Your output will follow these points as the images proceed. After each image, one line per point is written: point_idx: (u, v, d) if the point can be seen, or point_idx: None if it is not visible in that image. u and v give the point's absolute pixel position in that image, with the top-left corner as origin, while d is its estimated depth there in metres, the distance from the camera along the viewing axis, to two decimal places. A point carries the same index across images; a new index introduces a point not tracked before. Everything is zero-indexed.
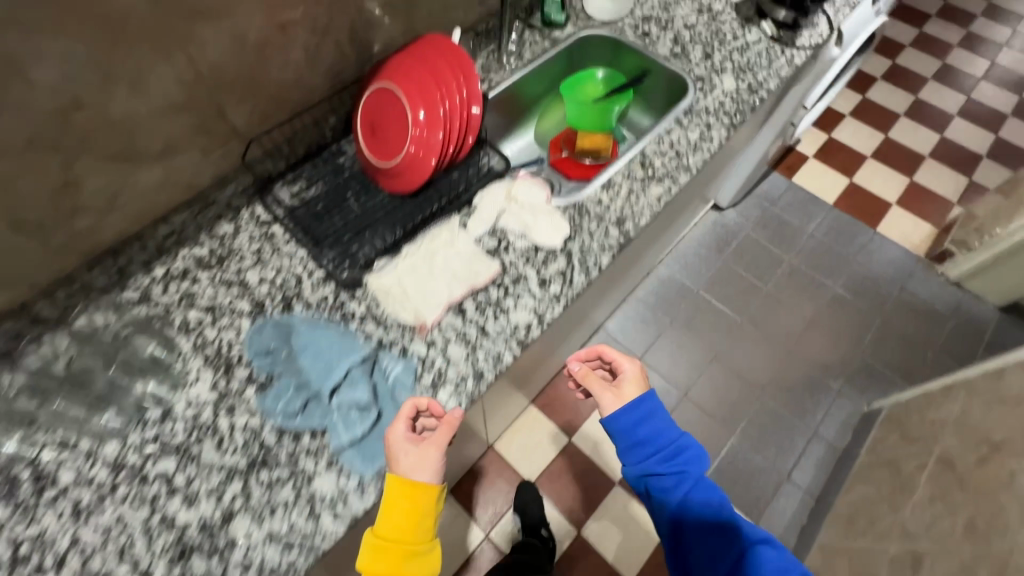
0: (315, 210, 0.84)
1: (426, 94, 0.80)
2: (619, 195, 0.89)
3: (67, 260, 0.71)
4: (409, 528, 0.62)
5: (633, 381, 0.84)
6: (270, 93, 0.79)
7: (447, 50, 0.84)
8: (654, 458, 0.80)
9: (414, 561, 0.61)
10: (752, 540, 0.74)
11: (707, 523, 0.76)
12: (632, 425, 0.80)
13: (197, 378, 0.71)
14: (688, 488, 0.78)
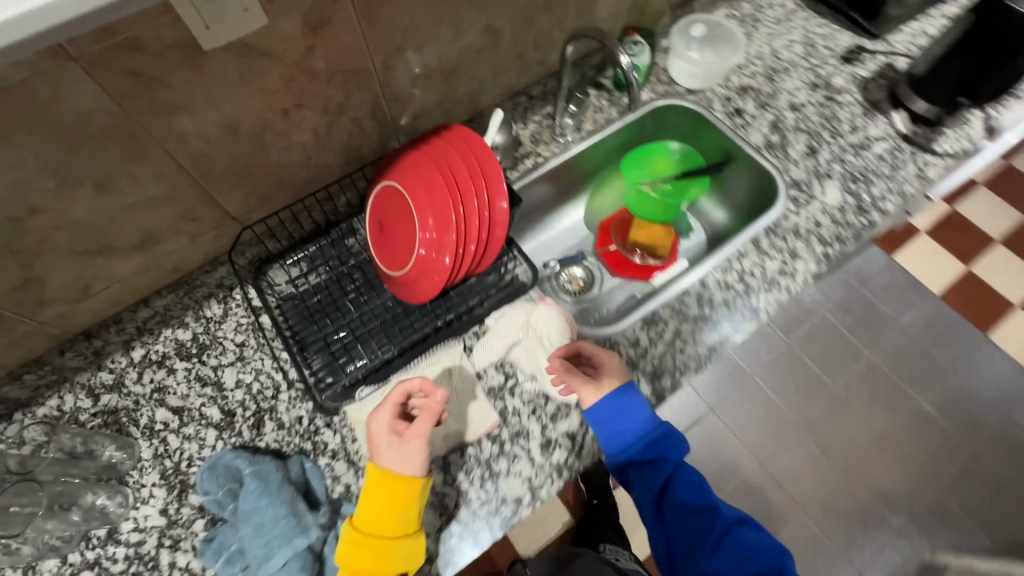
0: (310, 304, 0.75)
1: (437, 200, 0.66)
2: (662, 338, 0.73)
3: (37, 344, 0.66)
4: (389, 515, 0.58)
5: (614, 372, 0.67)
6: (272, 176, 0.69)
7: (471, 143, 0.68)
8: (638, 446, 0.66)
9: (395, 550, 0.57)
10: (730, 524, 0.65)
11: (688, 513, 0.65)
12: (616, 412, 0.65)
13: (149, 495, 0.65)
14: (669, 478, 0.67)
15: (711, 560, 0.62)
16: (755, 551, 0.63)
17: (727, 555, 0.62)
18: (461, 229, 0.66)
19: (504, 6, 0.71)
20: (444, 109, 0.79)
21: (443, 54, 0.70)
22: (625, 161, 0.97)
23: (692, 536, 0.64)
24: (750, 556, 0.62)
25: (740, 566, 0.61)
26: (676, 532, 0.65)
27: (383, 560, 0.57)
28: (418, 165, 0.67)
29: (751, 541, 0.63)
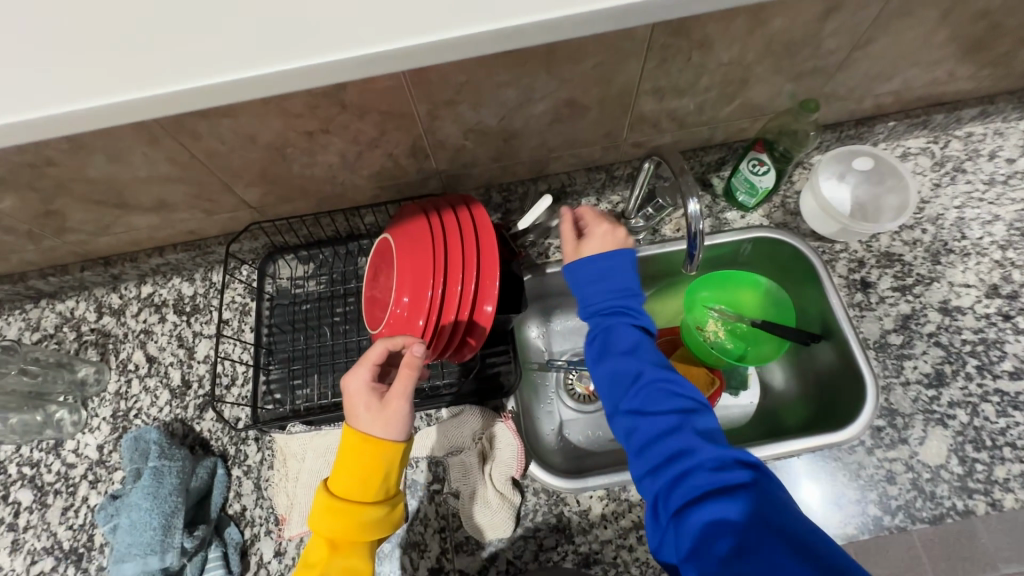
0: (296, 311, 0.74)
1: (414, 274, 0.57)
2: (617, 522, 0.62)
3: (62, 256, 0.72)
4: (365, 481, 0.54)
5: (600, 243, 0.62)
6: (293, 183, 0.66)
7: (479, 225, 0.59)
8: (587, 308, 0.61)
9: (370, 517, 0.54)
10: (662, 379, 0.54)
11: (622, 363, 0.56)
12: (581, 274, 0.61)
13: (96, 426, 0.70)
14: (610, 331, 0.58)
15: (629, 413, 0.53)
16: (670, 413, 0.51)
17: (645, 409, 0.52)
18: (432, 315, 0.57)
19: (595, 83, 0.59)
20: (501, 163, 0.70)
21: (505, 115, 0.61)
22: (698, 279, 0.80)
23: (613, 386, 0.56)
24: (662, 412, 0.52)
25: (652, 425, 0.51)
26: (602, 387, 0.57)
27: (359, 529, 0.54)
28: (412, 230, 0.60)
29: (672, 402, 0.52)
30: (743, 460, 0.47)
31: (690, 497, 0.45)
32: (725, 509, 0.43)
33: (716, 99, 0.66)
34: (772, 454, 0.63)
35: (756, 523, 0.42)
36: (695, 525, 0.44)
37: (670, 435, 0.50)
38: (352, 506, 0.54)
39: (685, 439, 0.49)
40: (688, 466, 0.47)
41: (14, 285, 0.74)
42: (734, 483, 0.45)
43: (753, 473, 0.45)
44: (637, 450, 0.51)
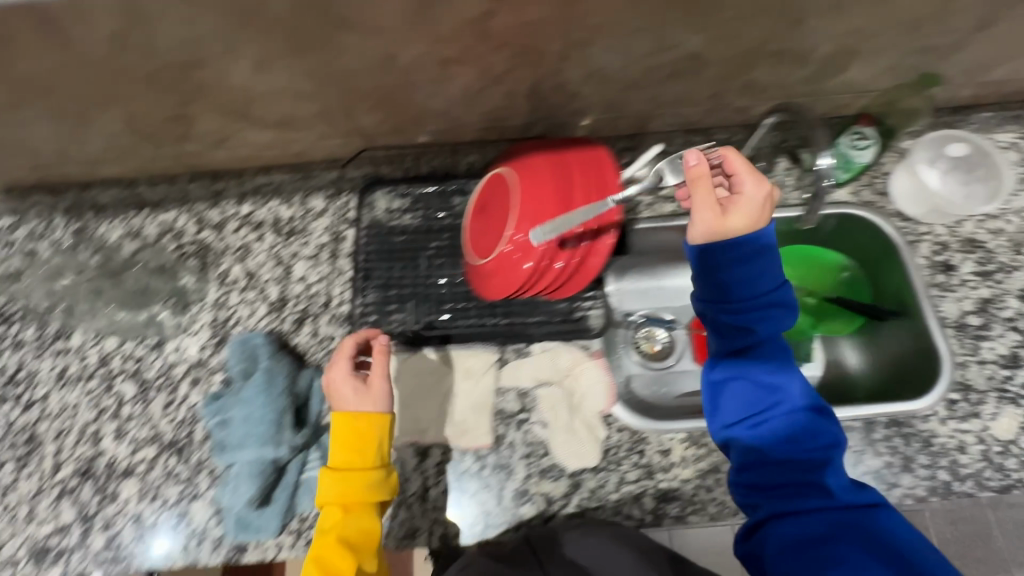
0: (392, 240, 0.76)
1: (535, 209, 0.58)
2: (696, 463, 0.65)
3: (173, 166, 0.74)
4: (361, 449, 0.58)
5: (750, 208, 0.55)
6: (410, 113, 0.68)
7: (602, 170, 0.60)
8: (728, 308, 0.57)
9: (370, 480, 0.58)
10: (802, 409, 0.56)
11: (761, 386, 0.58)
12: (730, 262, 0.55)
13: (197, 331, 0.73)
14: (755, 348, 0.58)
15: (758, 433, 0.57)
16: (805, 444, 0.55)
17: (778, 435, 0.56)
18: (546, 257, 0.59)
19: (725, 38, 0.60)
20: (607, 114, 0.72)
21: (629, 63, 0.63)
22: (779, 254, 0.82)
23: (746, 403, 0.58)
24: (797, 443, 0.55)
25: (782, 452, 0.56)
26: (725, 396, 0.59)
27: (359, 491, 0.57)
28: (534, 166, 0.60)
29: (808, 431, 0.55)
30: (863, 499, 0.54)
31: (809, 525, 0.52)
32: (846, 544, 0.51)
33: (829, 70, 0.67)
34: (849, 416, 0.66)
35: (871, 555, 0.50)
36: (811, 549, 0.51)
37: (800, 464, 0.55)
38: (353, 476, 0.57)
39: (815, 474, 0.54)
40: (813, 498, 0.53)
41: (123, 191, 0.77)
42: (855, 524, 0.52)
43: (870, 511, 0.53)
44: (760, 468, 0.56)
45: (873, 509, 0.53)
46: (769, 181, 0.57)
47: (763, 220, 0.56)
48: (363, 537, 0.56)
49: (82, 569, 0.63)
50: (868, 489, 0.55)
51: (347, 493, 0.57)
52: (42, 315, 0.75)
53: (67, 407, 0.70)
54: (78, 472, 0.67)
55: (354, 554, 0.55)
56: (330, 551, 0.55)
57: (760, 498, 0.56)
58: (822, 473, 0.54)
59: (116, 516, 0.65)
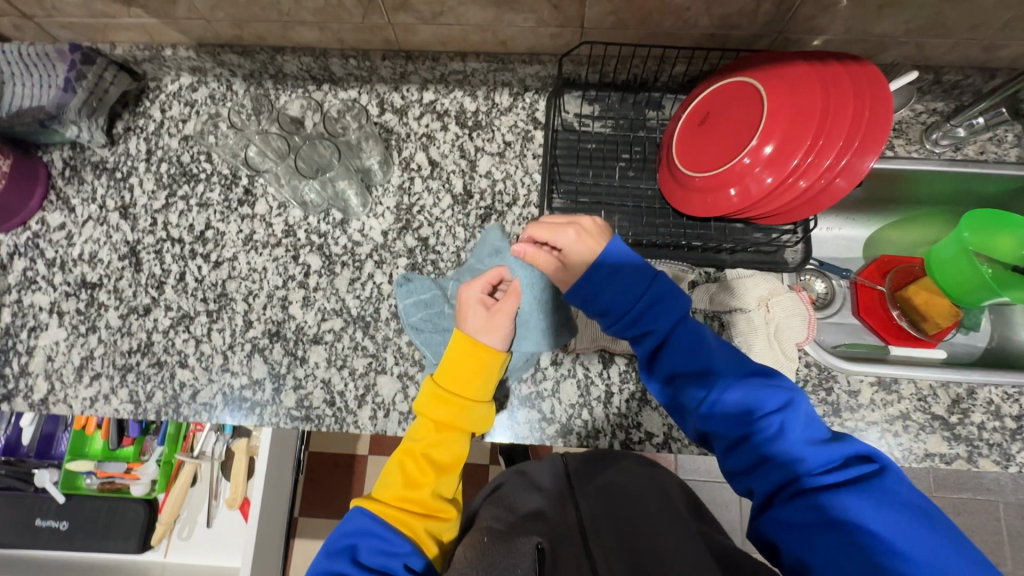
0: (582, 147, 0.74)
1: (792, 128, 0.58)
2: (883, 407, 0.65)
3: (371, 39, 0.71)
4: (467, 379, 0.60)
5: (578, 246, 0.58)
6: (645, 7, 0.62)
7: (873, 99, 0.57)
8: (623, 318, 0.55)
9: (471, 411, 0.59)
10: (731, 381, 0.51)
11: (686, 377, 0.53)
12: (600, 286, 0.56)
13: (380, 213, 0.73)
14: (666, 340, 0.55)
15: (706, 419, 0.51)
16: (751, 418, 0.49)
17: (724, 416, 0.50)
18: (792, 174, 0.58)
19: None
20: (845, 35, 0.66)
21: None
22: (972, 214, 0.73)
23: (682, 400, 0.53)
24: (742, 419, 0.50)
25: (733, 432, 0.50)
26: (669, 401, 0.54)
27: (459, 418, 0.59)
28: (800, 84, 0.59)
29: (746, 405, 0.50)
30: (842, 454, 0.46)
31: (794, 500, 0.45)
32: (832, 502, 0.44)
33: None
34: None
35: (869, 514, 0.42)
36: (806, 525, 0.44)
37: (756, 439, 0.49)
38: (450, 411, 0.59)
39: (768, 447, 0.48)
40: (782, 468, 0.47)
41: (313, 61, 0.74)
42: (832, 484, 0.45)
43: (850, 466, 0.45)
44: (726, 454, 0.50)
45: (856, 463, 0.46)
46: (579, 219, 0.59)
47: (595, 241, 0.58)
48: (445, 472, 0.58)
49: (276, 423, 0.66)
50: (847, 441, 0.47)
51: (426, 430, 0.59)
52: (226, 178, 0.75)
53: (255, 270, 0.71)
54: (268, 333, 0.69)
55: (438, 474, 0.58)
56: (401, 475, 0.58)
57: (744, 482, 0.49)
58: (781, 441, 0.48)
59: (305, 378, 0.67)
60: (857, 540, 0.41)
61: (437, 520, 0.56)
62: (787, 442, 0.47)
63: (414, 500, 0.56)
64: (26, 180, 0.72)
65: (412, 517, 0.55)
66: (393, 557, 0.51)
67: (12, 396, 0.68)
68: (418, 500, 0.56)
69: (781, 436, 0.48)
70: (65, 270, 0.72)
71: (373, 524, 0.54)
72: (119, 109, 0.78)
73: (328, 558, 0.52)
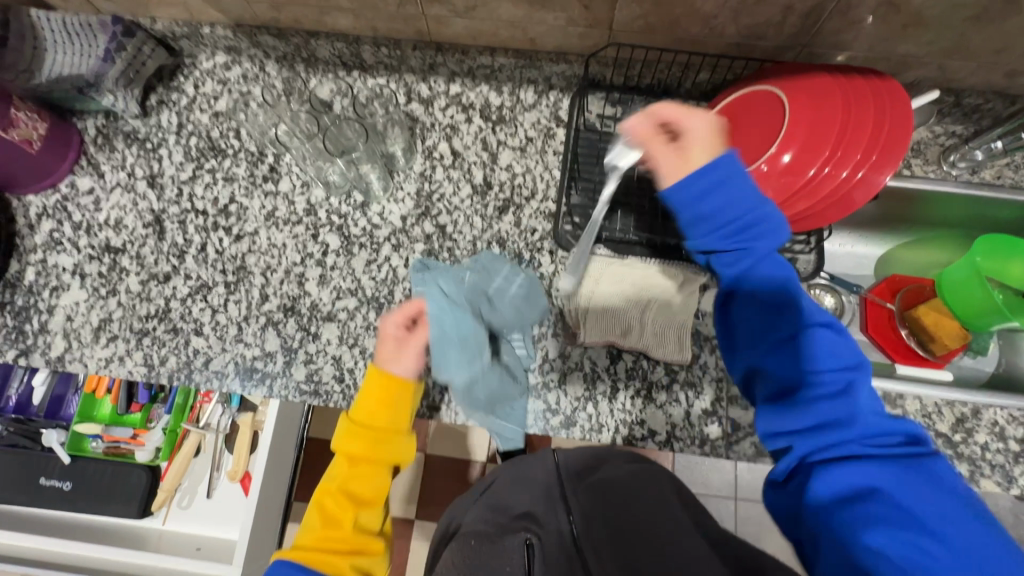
0: (603, 147, 0.75)
1: (811, 139, 0.59)
2: None
3: (403, 29, 0.72)
4: (380, 414, 0.62)
5: (705, 134, 0.56)
6: (674, 13, 0.64)
7: (892, 114, 0.58)
8: (716, 232, 0.53)
9: (392, 445, 0.62)
10: (813, 333, 0.50)
11: (754, 316, 0.52)
12: (705, 190, 0.53)
13: (401, 199, 0.75)
14: (756, 277, 0.52)
15: (767, 364, 0.51)
16: (830, 372, 0.48)
17: (787, 364, 0.50)
18: (808, 184, 0.59)
19: None
20: (869, 53, 0.67)
21: None
22: (983, 239, 0.74)
23: (759, 334, 0.51)
24: (817, 372, 0.49)
25: (805, 380, 0.49)
26: (745, 334, 0.52)
27: (380, 451, 0.62)
28: (821, 96, 0.60)
29: (824, 357, 0.49)
30: (894, 431, 0.47)
31: (834, 465, 0.46)
32: (873, 473, 0.44)
33: None
34: None
35: (925, 494, 0.42)
36: (843, 494, 0.44)
37: (816, 394, 0.48)
38: (361, 466, 0.62)
39: (836, 404, 0.47)
40: (832, 429, 0.47)
41: (345, 48, 0.76)
42: (886, 457, 0.45)
43: (900, 443, 0.46)
44: (779, 403, 0.50)
45: (908, 444, 0.46)
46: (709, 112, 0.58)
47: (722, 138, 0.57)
48: (370, 508, 0.61)
49: (285, 396, 0.67)
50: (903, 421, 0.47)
51: (344, 471, 0.62)
52: (252, 154, 0.77)
53: (275, 246, 0.73)
54: (283, 308, 0.70)
55: (357, 507, 0.60)
56: (321, 515, 0.60)
57: (790, 435, 0.49)
58: (842, 402, 0.47)
59: (317, 354, 0.68)
60: (903, 513, 0.41)
61: (365, 557, 0.59)
62: (847, 408, 0.47)
63: (338, 540, 0.59)
64: (61, 144, 0.74)
65: (336, 558, 0.57)
66: None
67: (30, 351, 0.70)
68: (341, 537, 0.59)
69: (847, 399, 0.47)
70: (90, 234, 0.74)
71: (302, 572, 0.55)
72: (154, 82, 0.80)
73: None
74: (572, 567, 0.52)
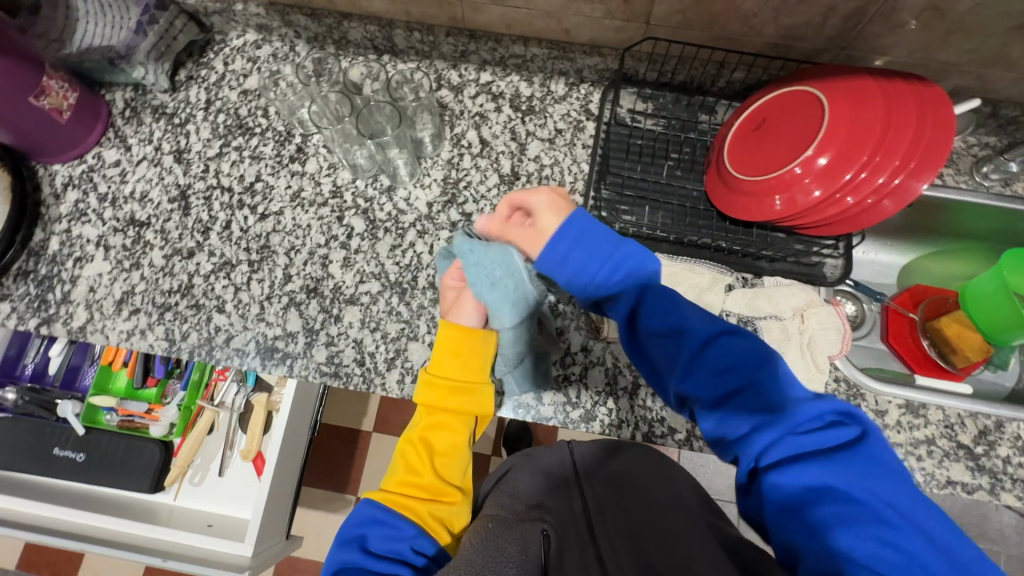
0: (633, 142, 0.75)
1: (849, 143, 0.58)
2: (909, 429, 0.65)
3: (437, 14, 0.71)
4: (464, 367, 0.61)
5: (546, 209, 0.61)
6: (714, 10, 0.63)
7: (933, 121, 0.57)
8: (592, 283, 0.57)
9: (474, 398, 0.61)
10: (707, 340, 0.50)
11: (659, 342, 0.52)
12: (567, 251, 0.57)
13: (427, 185, 0.75)
14: (641, 301, 0.54)
15: (687, 381, 0.49)
16: (732, 376, 0.47)
17: (703, 376, 0.48)
18: (843, 188, 0.59)
19: None
20: (907, 59, 0.67)
21: (985, 2, 0.57)
22: (1012, 252, 0.73)
23: (663, 359, 0.51)
24: (722, 378, 0.48)
25: (716, 391, 0.47)
26: (652, 358, 0.52)
27: (462, 403, 0.61)
28: (861, 100, 0.59)
29: (724, 361, 0.48)
30: (823, 415, 0.44)
31: (772, 473, 0.43)
32: (817, 464, 0.41)
33: None
34: None
35: (860, 480, 0.40)
36: (796, 497, 0.41)
37: (734, 402, 0.46)
38: (447, 417, 0.61)
39: (750, 409, 0.45)
40: (764, 429, 0.44)
41: (378, 31, 0.75)
42: (820, 448, 0.42)
43: (832, 427, 0.43)
44: (712, 418, 0.47)
45: (841, 424, 0.43)
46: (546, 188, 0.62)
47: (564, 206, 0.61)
48: (450, 460, 0.60)
49: (305, 376, 0.67)
50: (829, 401, 0.44)
51: (426, 421, 0.62)
52: (280, 133, 0.77)
53: (300, 227, 0.73)
54: (306, 289, 0.70)
55: (448, 459, 0.60)
56: (403, 463, 0.61)
57: (732, 444, 0.46)
58: (761, 404, 0.45)
59: (338, 337, 0.68)
60: (845, 505, 0.39)
61: (443, 506, 0.58)
62: (766, 407, 0.45)
63: (420, 487, 0.58)
64: (89, 115, 0.74)
65: (416, 502, 0.57)
66: (399, 540, 0.53)
67: (52, 321, 0.70)
68: (423, 485, 0.59)
69: (758, 399, 0.46)
70: (115, 206, 0.74)
71: (381, 513, 0.55)
72: (184, 57, 0.79)
73: (339, 547, 0.53)
74: (587, 557, 0.51)
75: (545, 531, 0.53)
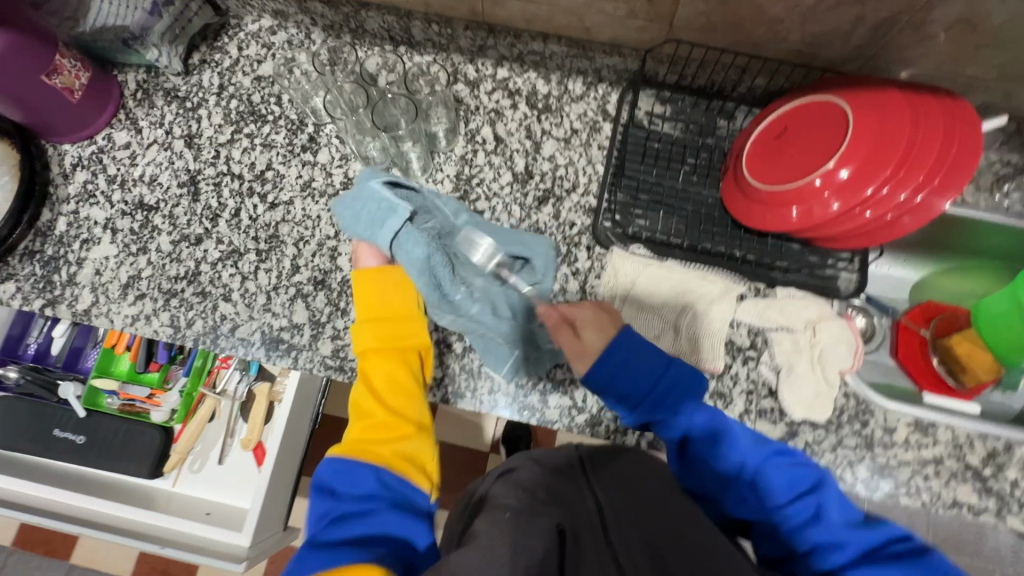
0: (650, 146, 0.74)
1: (872, 155, 0.57)
2: (917, 448, 0.64)
3: (457, 7, 0.70)
4: (396, 305, 0.67)
5: (601, 325, 0.62)
6: (741, 14, 0.62)
7: (958, 136, 0.56)
8: (644, 400, 0.59)
9: (406, 329, 0.65)
10: (763, 460, 0.57)
11: (715, 459, 0.58)
12: (616, 370, 0.59)
13: (439, 180, 0.74)
14: (692, 418, 0.59)
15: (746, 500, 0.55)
16: (792, 497, 0.54)
17: (763, 494, 0.55)
18: (865, 201, 0.58)
19: None
20: (934, 71, 0.65)
21: (1020, 17, 0.55)
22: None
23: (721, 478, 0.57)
24: (780, 497, 0.54)
25: (774, 509, 0.54)
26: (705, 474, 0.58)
27: (400, 336, 0.65)
28: (886, 112, 0.58)
29: (780, 480, 0.55)
30: (882, 534, 0.50)
31: None
32: None
33: None
34: None
35: None
36: None
37: (795, 520, 0.53)
38: (392, 352, 0.64)
39: (808, 529, 0.52)
40: (829, 547, 0.50)
41: (395, 21, 0.74)
42: (887, 562, 0.47)
43: (891, 544, 0.49)
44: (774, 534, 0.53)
45: (900, 543, 0.49)
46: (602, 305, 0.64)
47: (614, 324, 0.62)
48: (404, 396, 0.63)
49: (310, 369, 0.67)
50: (885, 524, 0.51)
51: (369, 361, 0.64)
52: (292, 122, 0.76)
53: (309, 217, 0.72)
54: (313, 281, 0.69)
55: (398, 392, 0.63)
56: (360, 408, 0.63)
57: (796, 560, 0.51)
58: (820, 524, 0.51)
59: (344, 330, 0.68)
60: None
61: (406, 441, 0.61)
62: (825, 526, 0.51)
63: (378, 427, 0.62)
64: (100, 95, 0.73)
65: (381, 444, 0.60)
66: (369, 483, 0.56)
67: (57, 302, 0.69)
68: (383, 425, 0.62)
69: (817, 518, 0.52)
70: (124, 189, 0.74)
71: (349, 462, 0.58)
72: (198, 41, 0.78)
73: (316, 498, 0.56)
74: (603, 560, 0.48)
75: (558, 526, 0.50)
